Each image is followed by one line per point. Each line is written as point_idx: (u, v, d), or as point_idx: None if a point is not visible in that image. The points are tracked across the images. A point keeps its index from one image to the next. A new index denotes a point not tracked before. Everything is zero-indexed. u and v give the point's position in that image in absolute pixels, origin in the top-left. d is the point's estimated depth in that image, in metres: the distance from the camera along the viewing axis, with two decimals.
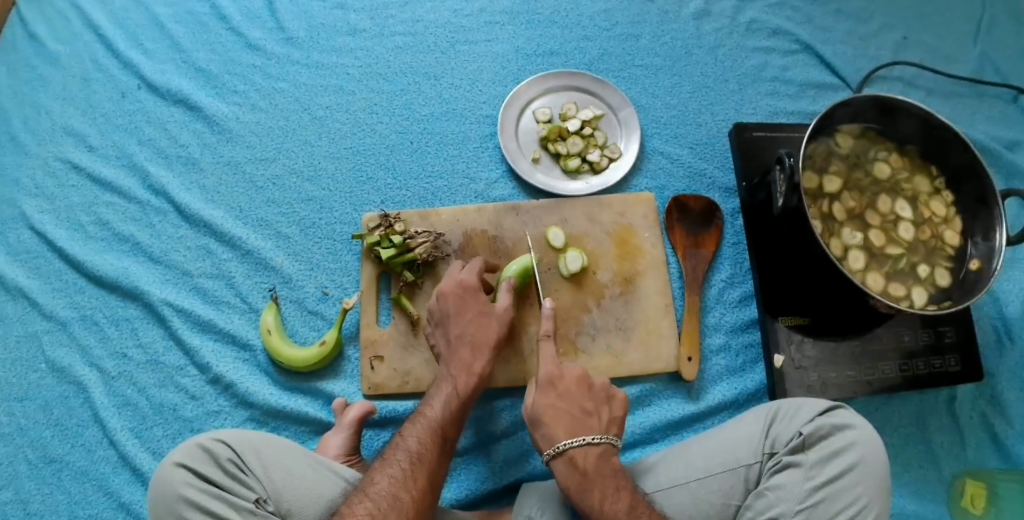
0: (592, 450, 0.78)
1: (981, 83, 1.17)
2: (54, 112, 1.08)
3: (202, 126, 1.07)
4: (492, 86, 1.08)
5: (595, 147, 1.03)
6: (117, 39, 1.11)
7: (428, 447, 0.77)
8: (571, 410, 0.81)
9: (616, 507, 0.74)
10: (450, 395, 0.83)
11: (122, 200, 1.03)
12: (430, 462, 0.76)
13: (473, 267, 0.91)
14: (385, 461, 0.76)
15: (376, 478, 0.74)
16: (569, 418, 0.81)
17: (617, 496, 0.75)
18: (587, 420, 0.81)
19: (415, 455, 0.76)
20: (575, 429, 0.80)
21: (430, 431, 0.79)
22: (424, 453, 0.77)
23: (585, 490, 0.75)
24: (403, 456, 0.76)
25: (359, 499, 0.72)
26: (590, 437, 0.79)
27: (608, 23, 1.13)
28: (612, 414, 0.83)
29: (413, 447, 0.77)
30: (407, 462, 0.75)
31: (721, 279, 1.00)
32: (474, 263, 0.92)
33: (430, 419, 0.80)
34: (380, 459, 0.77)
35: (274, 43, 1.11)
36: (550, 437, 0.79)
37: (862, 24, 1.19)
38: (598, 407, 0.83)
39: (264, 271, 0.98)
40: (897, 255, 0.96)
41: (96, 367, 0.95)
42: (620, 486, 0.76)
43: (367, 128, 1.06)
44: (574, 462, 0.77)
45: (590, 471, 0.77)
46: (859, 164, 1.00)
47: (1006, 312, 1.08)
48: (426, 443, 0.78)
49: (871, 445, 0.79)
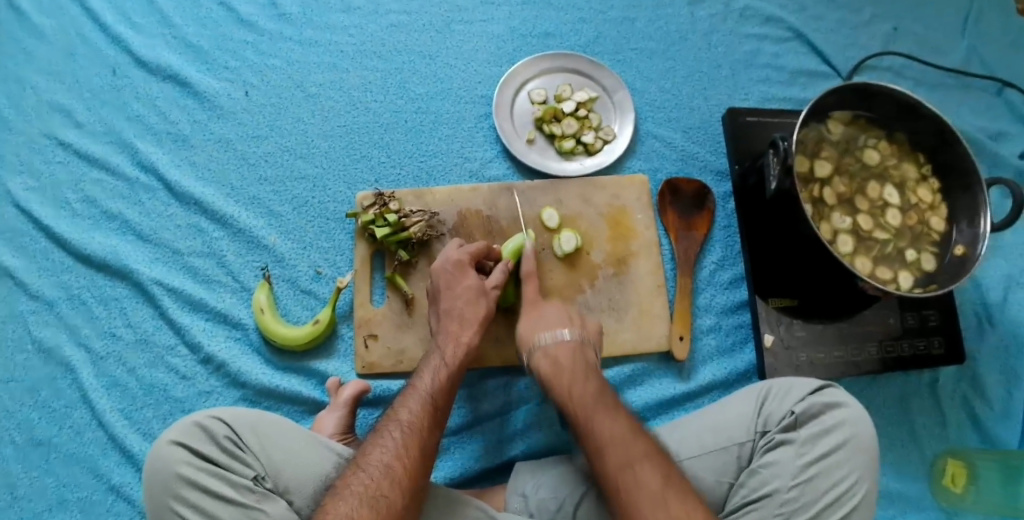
0: (563, 345, 0.83)
1: (966, 74, 1.19)
2: (40, 87, 1.06)
3: (193, 103, 1.05)
4: (487, 66, 1.08)
5: (589, 128, 1.03)
6: (104, 13, 1.09)
7: (419, 415, 0.77)
8: (550, 316, 0.87)
9: (585, 390, 0.77)
10: (439, 367, 0.82)
11: (110, 177, 1.02)
12: (422, 431, 0.76)
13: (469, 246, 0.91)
14: (379, 433, 0.75)
15: (371, 449, 0.74)
16: (547, 321, 0.87)
17: (586, 382, 0.79)
18: (566, 321, 0.87)
19: (406, 425, 0.76)
20: (551, 328, 0.85)
21: (421, 401, 0.78)
22: (416, 422, 0.76)
23: (556, 378, 0.80)
24: (396, 428, 0.76)
25: (354, 471, 0.72)
26: (562, 333, 0.84)
27: (604, 6, 1.14)
28: (588, 325, 0.88)
29: (404, 417, 0.77)
30: (401, 432, 0.75)
31: (712, 262, 1.01)
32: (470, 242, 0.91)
33: (420, 391, 0.80)
34: (375, 432, 0.76)
35: (267, 19, 1.10)
36: (528, 339, 0.85)
37: (853, 13, 1.21)
38: (574, 317, 0.88)
39: (256, 250, 0.98)
40: (884, 240, 0.99)
41: (84, 347, 0.94)
42: (591, 376, 0.80)
43: (361, 107, 1.05)
44: (549, 354, 0.83)
45: (563, 361, 0.81)
46: (849, 150, 1.02)
47: (988, 297, 1.11)
48: (417, 412, 0.77)
49: (861, 424, 0.81)
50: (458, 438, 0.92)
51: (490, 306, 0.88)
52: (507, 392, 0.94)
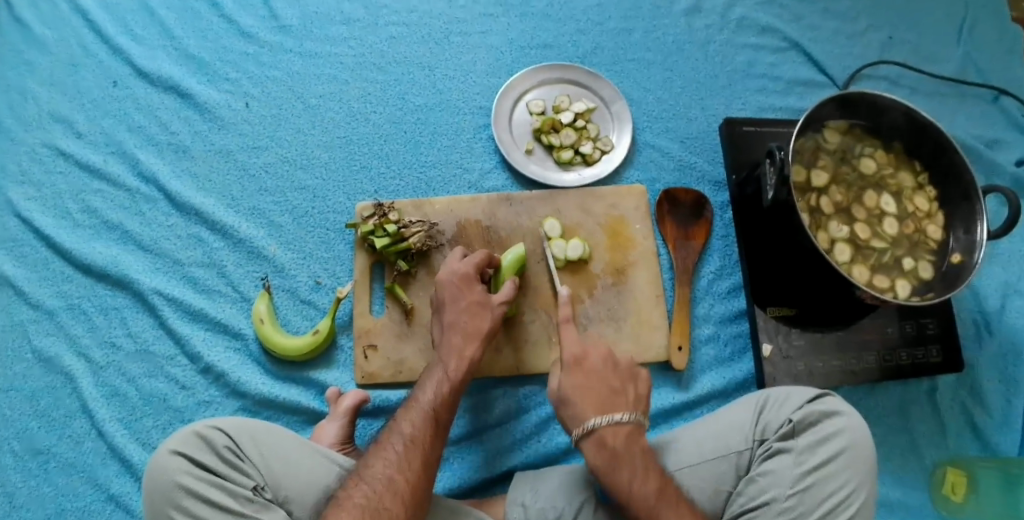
0: (621, 431, 0.78)
1: (962, 83, 1.20)
2: (41, 98, 1.07)
3: (193, 114, 1.06)
4: (485, 77, 1.09)
5: (587, 139, 1.04)
6: (106, 24, 1.10)
7: (421, 429, 0.77)
8: (598, 387, 0.81)
9: (646, 488, 0.74)
10: (442, 380, 0.82)
11: (110, 188, 1.02)
12: (424, 444, 0.76)
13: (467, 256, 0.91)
14: (381, 446, 0.76)
15: (372, 462, 0.74)
16: (597, 395, 0.80)
17: (647, 476, 0.75)
18: (616, 399, 0.81)
19: (409, 439, 0.76)
20: (605, 409, 0.79)
21: (422, 415, 0.78)
22: (418, 436, 0.76)
23: (612, 470, 0.75)
24: (398, 441, 0.76)
25: (356, 484, 0.72)
26: (619, 416, 0.78)
27: (601, 17, 1.15)
28: (640, 392, 0.82)
29: (407, 431, 0.77)
30: (403, 446, 0.75)
31: (710, 271, 1.02)
32: (470, 253, 0.91)
33: (422, 404, 0.80)
34: (376, 445, 0.76)
35: (267, 31, 1.10)
36: (579, 418, 0.79)
37: (849, 23, 1.22)
38: (624, 384, 0.83)
39: (256, 260, 0.98)
40: (882, 249, 0.99)
41: (84, 357, 0.94)
42: (650, 466, 0.76)
43: (361, 118, 1.06)
44: (603, 441, 0.77)
45: (619, 451, 0.77)
46: (845, 159, 1.02)
47: (986, 305, 1.11)
48: (420, 426, 0.77)
49: (858, 432, 0.81)
50: (457, 448, 0.92)
51: (495, 318, 0.87)
52: (507, 402, 0.94)
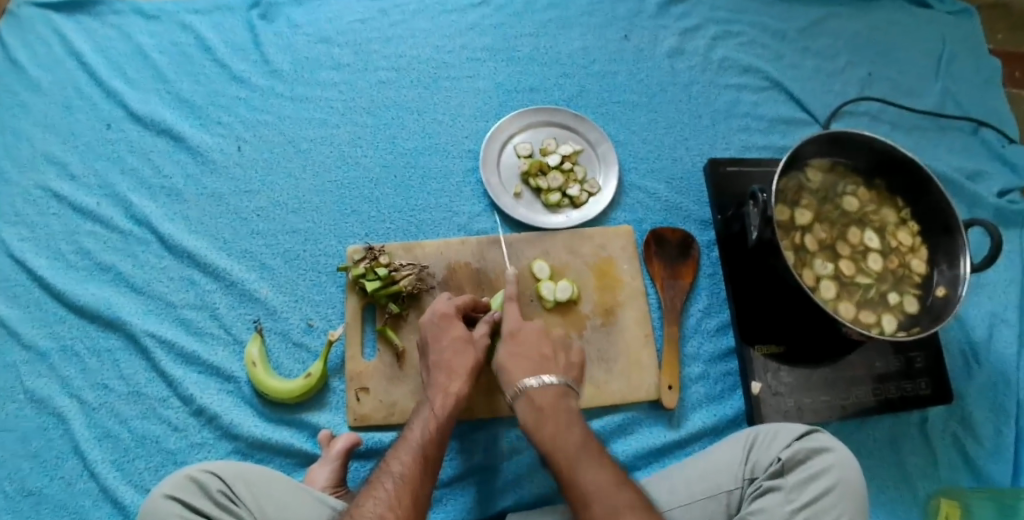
0: (550, 389, 0.83)
1: (941, 116, 1.23)
2: (35, 139, 1.09)
3: (186, 157, 1.09)
4: (473, 120, 1.12)
5: (575, 181, 1.06)
6: (100, 69, 1.14)
7: (411, 467, 0.77)
8: (530, 353, 0.87)
9: (570, 439, 0.77)
10: (430, 418, 0.83)
11: (104, 229, 1.04)
12: (414, 482, 0.76)
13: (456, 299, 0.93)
14: (372, 486, 0.76)
15: (363, 502, 0.74)
16: (528, 360, 0.86)
17: (569, 431, 0.79)
18: (547, 364, 0.86)
19: (399, 476, 0.76)
20: (535, 370, 0.85)
21: (412, 452, 0.79)
22: (409, 474, 0.77)
23: (538, 426, 0.80)
24: (388, 480, 0.76)
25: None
26: (547, 378, 0.84)
27: (586, 60, 1.18)
28: (570, 359, 0.89)
29: (397, 469, 0.77)
30: (394, 485, 0.75)
31: (698, 309, 1.03)
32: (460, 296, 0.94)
33: (412, 442, 0.80)
34: (367, 485, 0.76)
35: (259, 76, 1.14)
36: (511, 380, 0.84)
37: (828, 61, 1.25)
38: (555, 353, 0.89)
39: (248, 302, 1.00)
40: (867, 285, 1.00)
41: (76, 398, 0.95)
42: (574, 423, 0.80)
43: (352, 162, 1.08)
44: (533, 399, 0.82)
45: (547, 408, 0.81)
46: (828, 198, 1.03)
47: (973, 335, 1.12)
48: (410, 464, 0.78)
49: (847, 468, 0.81)
50: (449, 489, 0.92)
51: (479, 356, 0.89)
52: (499, 442, 0.94)
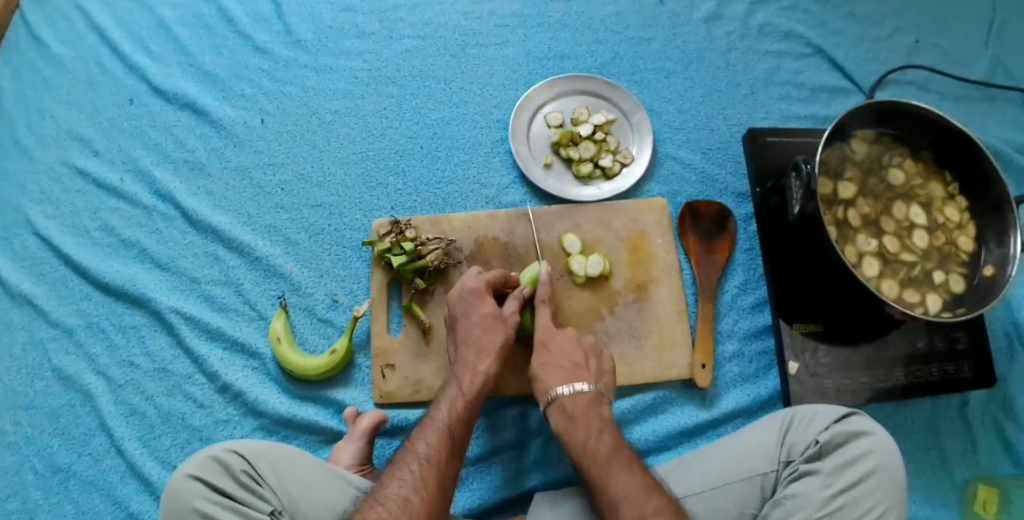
0: (603, 439, 0.77)
1: (991, 86, 1.17)
2: (58, 116, 1.06)
3: (209, 130, 1.05)
4: (502, 90, 1.07)
5: (607, 152, 1.02)
6: (121, 41, 1.10)
7: (437, 449, 0.75)
8: (580, 405, 0.81)
9: (599, 446, 0.76)
10: (458, 398, 0.81)
11: (128, 205, 1.02)
12: (439, 464, 0.74)
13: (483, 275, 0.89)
14: (396, 467, 0.74)
15: (388, 483, 0.72)
16: (562, 368, 0.84)
17: (629, 478, 0.72)
18: (595, 412, 0.80)
19: (424, 457, 0.74)
20: (587, 419, 0.79)
21: (438, 432, 0.77)
22: (434, 456, 0.74)
23: (598, 479, 0.73)
24: (413, 461, 0.74)
25: (371, 504, 0.69)
26: (596, 421, 0.78)
27: (620, 26, 1.12)
28: (618, 407, 0.82)
29: (423, 451, 0.75)
30: (419, 467, 0.73)
31: (734, 285, 0.99)
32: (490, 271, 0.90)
33: (438, 423, 0.78)
34: (391, 467, 0.74)
35: (282, 46, 1.10)
36: (544, 389, 0.83)
37: (874, 26, 1.18)
38: (603, 402, 0.82)
39: (273, 278, 0.97)
40: (911, 262, 0.96)
41: (103, 375, 0.94)
42: (634, 470, 0.74)
43: (376, 133, 1.05)
44: (588, 451, 0.76)
45: (602, 459, 0.75)
46: (873, 170, 0.98)
47: (1018, 315, 1.08)
48: (436, 445, 0.75)
49: (887, 454, 0.78)
50: (476, 468, 0.90)
51: (509, 332, 0.86)
52: (526, 421, 0.92)
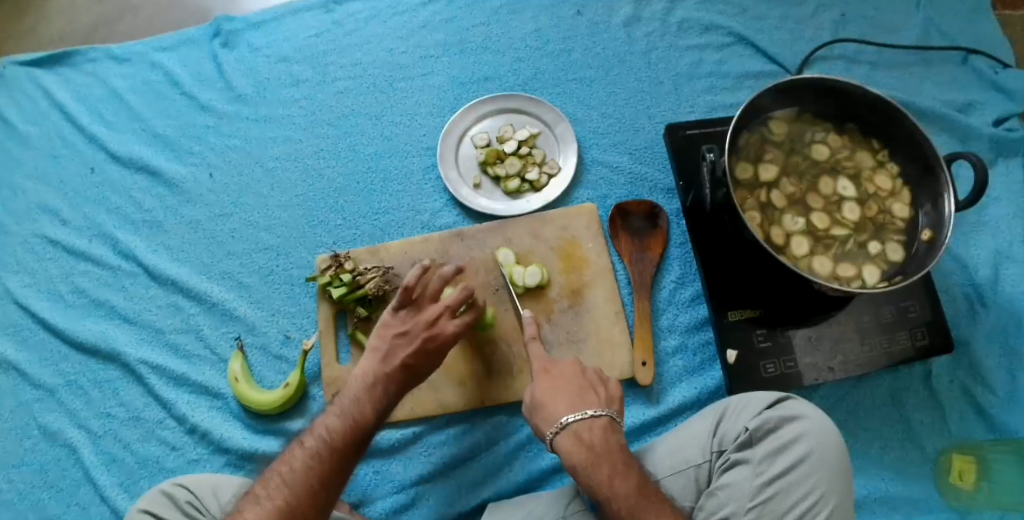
0: (596, 426, 0.75)
1: (924, 49, 1.16)
2: (30, 191, 1.15)
3: (164, 189, 1.13)
4: (431, 117, 1.12)
5: (533, 165, 1.05)
6: (81, 115, 1.18)
7: (346, 437, 0.73)
8: (569, 387, 0.79)
9: (629, 486, 0.71)
10: (385, 388, 0.78)
11: (96, 267, 1.09)
12: (346, 453, 0.72)
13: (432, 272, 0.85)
14: (302, 449, 0.72)
15: (293, 464, 0.71)
16: (568, 390, 0.78)
17: (627, 475, 0.72)
18: (587, 395, 0.78)
19: (331, 443, 0.72)
20: (575, 403, 0.77)
21: (342, 423, 0.74)
22: (343, 445, 0.73)
23: (594, 469, 0.72)
24: (321, 445, 0.72)
25: (275, 485, 0.70)
26: (592, 410, 0.76)
27: (540, 41, 1.16)
28: (610, 391, 0.80)
29: (333, 437, 0.73)
30: (325, 453, 0.72)
31: (671, 280, 1.01)
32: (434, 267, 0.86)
33: (359, 412, 0.75)
34: (298, 444, 0.73)
35: (224, 102, 1.16)
36: (550, 417, 0.76)
37: (797, 7, 1.19)
38: (594, 383, 0.80)
39: (229, 321, 1.03)
40: (844, 236, 0.95)
41: (84, 428, 1.01)
42: (630, 465, 0.73)
43: (316, 174, 1.10)
44: (579, 437, 0.74)
45: (597, 448, 0.73)
46: (795, 149, 0.99)
47: (976, 277, 1.05)
48: (346, 435, 0.73)
49: (820, 436, 0.77)
50: (430, 485, 0.92)
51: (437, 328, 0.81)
52: (477, 434, 0.95)
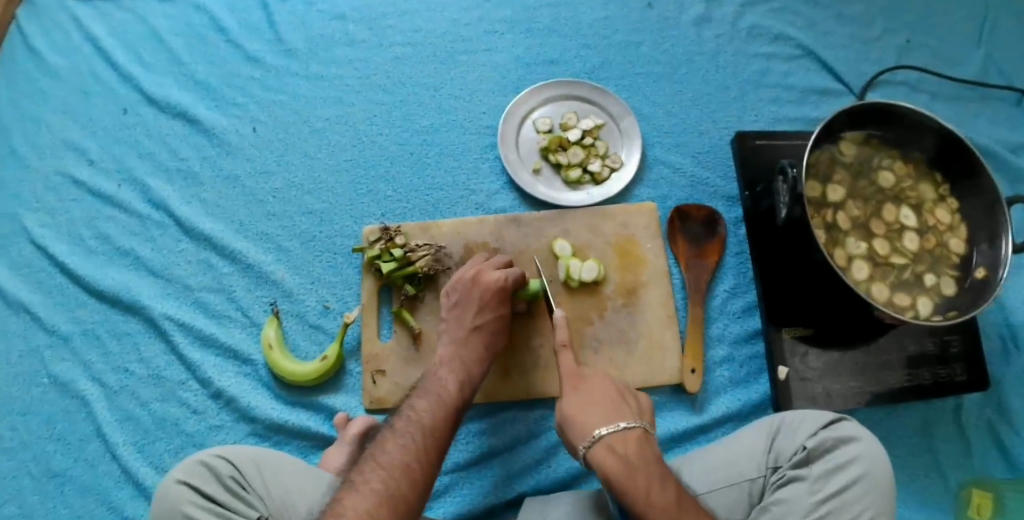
0: (631, 438, 0.74)
1: (984, 86, 1.16)
2: (54, 125, 1.08)
3: (202, 138, 1.06)
4: (491, 96, 1.08)
5: (596, 157, 1.03)
6: (116, 51, 1.11)
7: (439, 419, 0.74)
8: (602, 400, 0.78)
9: (666, 498, 0.69)
10: (462, 374, 0.81)
11: (122, 213, 1.03)
12: (442, 434, 0.73)
13: (496, 262, 0.89)
14: (396, 431, 0.72)
15: (387, 447, 0.70)
16: (600, 407, 0.77)
17: (664, 488, 0.70)
18: (621, 407, 0.78)
19: (427, 427, 0.73)
20: (609, 414, 0.77)
21: (440, 406, 0.76)
22: (436, 427, 0.73)
23: (630, 481, 0.70)
24: (415, 427, 0.73)
25: (373, 469, 0.68)
26: (623, 423, 0.75)
27: (609, 30, 1.13)
28: (641, 404, 0.80)
29: (426, 420, 0.74)
30: (420, 433, 0.72)
31: (723, 290, 0.99)
32: (498, 259, 0.90)
33: (444, 395, 0.77)
34: (389, 430, 0.73)
35: (274, 55, 1.10)
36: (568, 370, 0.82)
37: (865, 27, 1.18)
38: (624, 396, 0.80)
39: (265, 285, 0.98)
40: (902, 265, 0.95)
41: (98, 382, 0.95)
42: (667, 477, 0.72)
43: (367, 141, 1.06)
44: (614, 448, 0.73)
45: (634, 460, 0.72)
46: (862, 173, 0.98)
47: (1012, 318, 1.07)
48: (439, 417, 0.75)
49: (876, 460, 0.77)
50: (466, 473, 0.90)
51: (506, 311, 0.86)
52: (518, 426, 0.92)
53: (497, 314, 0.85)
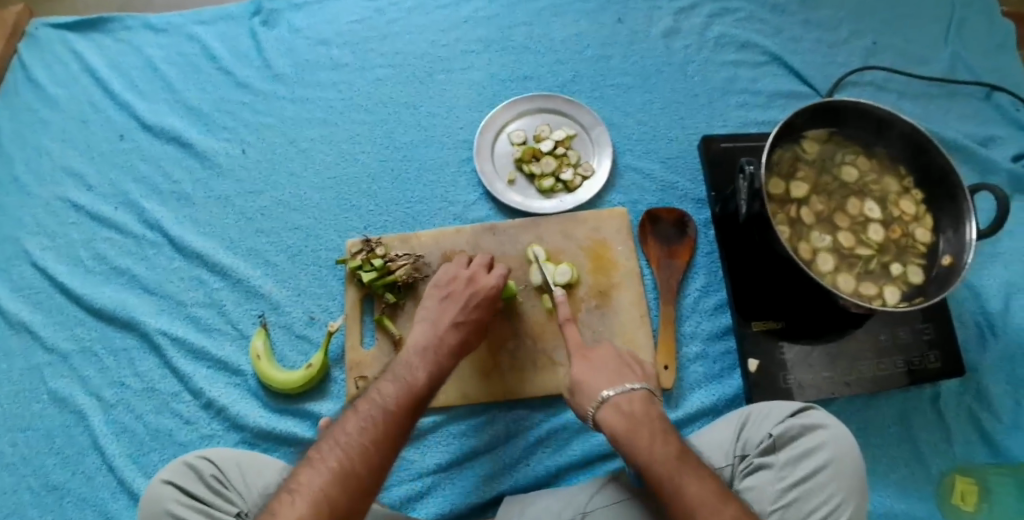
0: (636, 398, 0.79)
1: (951, 82, 1.19)
2: (54, 154, 1.14)
3: (193, 162, 1.12)
4: (468, 112, 1.13)
5: (568, 166, 1.06)
6: (112, 82, 1.17)
7: (402, 404, 0.76)
8: (608, 369, 0.84)
9: (667, 449, 0.73)
10: (433, 364, 0.82)
11: (118, 235, 1.08)
12: (405, 418, 0.75)
13: (481, 260, 0.94)
14: (358, 412, 0.74)
15: (348, 427, 0.73)
16: (606, 374, 0.83)
17: (666, 441, 0.74)
18: (625, 373, 0.83)
19: (389, 410, 0.75)
20: (616, 380, 0.82)
21: (407, 390, 0.77)
22: (399, 410, 0.75)
23: (633, 433, 0.75)
24: (378, 409, 0.75)
25: (331, 448, 0.71)
26: (630, 384, 0.81)
27: (580, 46, 1.17)
28: (646, 371, 0.86)
29: (389, 402, 0.75)
30: (382, 416, 0.74)
31: (695, 289, 1.02)
32: (482, 257, 0.95)
33: (412, 381, 0.78)
34: (353, 411, 0.75)
35: (262, 80, 1.16)
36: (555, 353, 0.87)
37: (831, 31, 1.22)
38: (630, 366, 0.85)
39: (253, 298, 1.02)
40: (867, 256, 0.97)
41: (95, 396, 0.99)
42: (668, 432, 0.75)
43: (350, 158, 1.10)
44: (620, 407, 0.78)
45: (637, 414, 0.77)
46: (825, 169, 1.01)
47: (988, 306, 1.08)
48: (402, 400, 0.76)
49: (842, 444, 0.78)
50: (447, 474, 0.93)
51: (481, 307, 0.88)
52: (496, 426, 0.95)
53: (470, 314, 0.87)
